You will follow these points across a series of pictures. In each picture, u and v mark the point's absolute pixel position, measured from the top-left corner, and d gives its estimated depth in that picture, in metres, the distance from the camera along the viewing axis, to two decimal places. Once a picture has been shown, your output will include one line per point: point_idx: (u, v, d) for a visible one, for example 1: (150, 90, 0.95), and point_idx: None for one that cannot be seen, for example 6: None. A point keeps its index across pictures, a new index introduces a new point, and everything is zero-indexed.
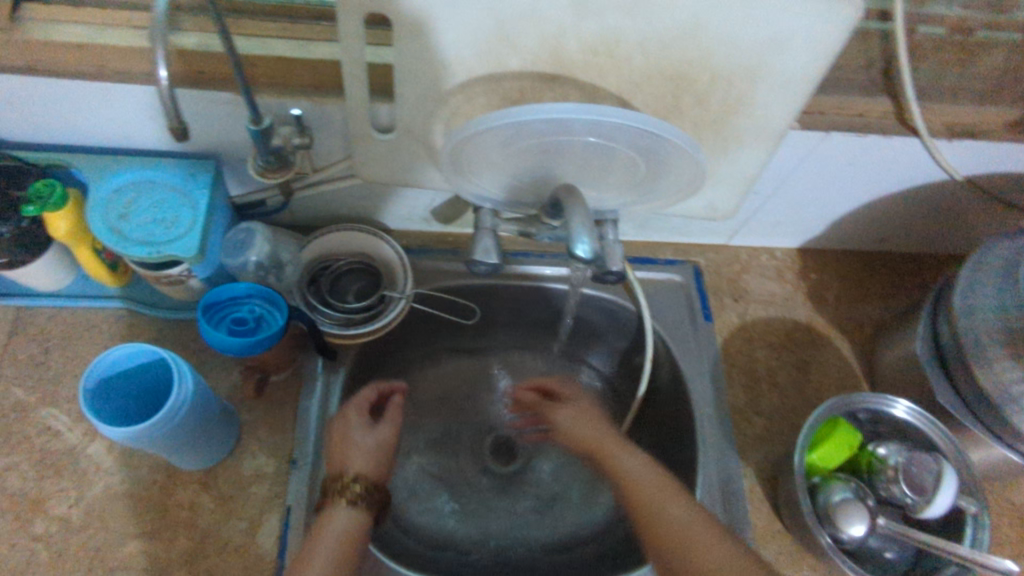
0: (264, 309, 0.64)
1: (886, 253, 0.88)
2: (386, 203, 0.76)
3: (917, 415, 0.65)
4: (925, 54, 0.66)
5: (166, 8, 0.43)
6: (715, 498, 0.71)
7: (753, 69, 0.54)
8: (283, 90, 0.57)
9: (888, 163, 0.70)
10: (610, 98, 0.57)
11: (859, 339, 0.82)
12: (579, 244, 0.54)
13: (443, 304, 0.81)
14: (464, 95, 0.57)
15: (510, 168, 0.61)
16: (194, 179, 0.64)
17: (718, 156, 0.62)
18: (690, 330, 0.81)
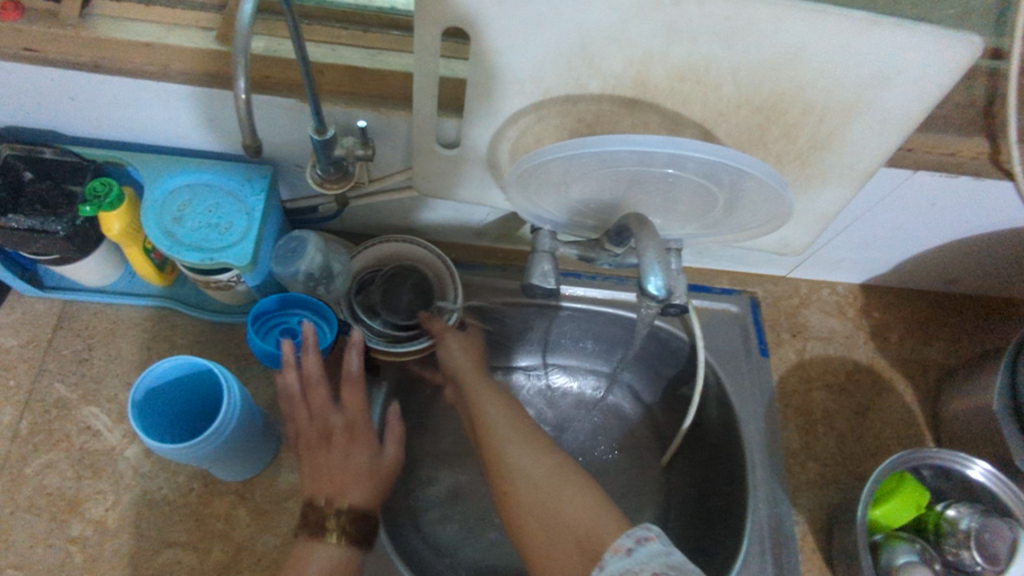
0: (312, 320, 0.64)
1: (955, 295, 0.84)
2: (438, 216, 0.74)
3: (993, 477, 0.61)
4: None
5: (252, 15, 0.39)
6: (765, 546, 0.67)
7: (849, 104, 0.51)
8: (350, 100, 0.55)
9: (975, 205, 0.66)
10: (691, 126, 0.54)
11: (923, 385, 0.78)
12: (652, 280, 0.51)
13: (489, 321, 0.79)
14: (538, 114, 0.54)
15: (579, 191, 0.58)
16: (250, 184, 0.62)
17: (797, 190, 0.59)
18: (745, 364, 0.78)
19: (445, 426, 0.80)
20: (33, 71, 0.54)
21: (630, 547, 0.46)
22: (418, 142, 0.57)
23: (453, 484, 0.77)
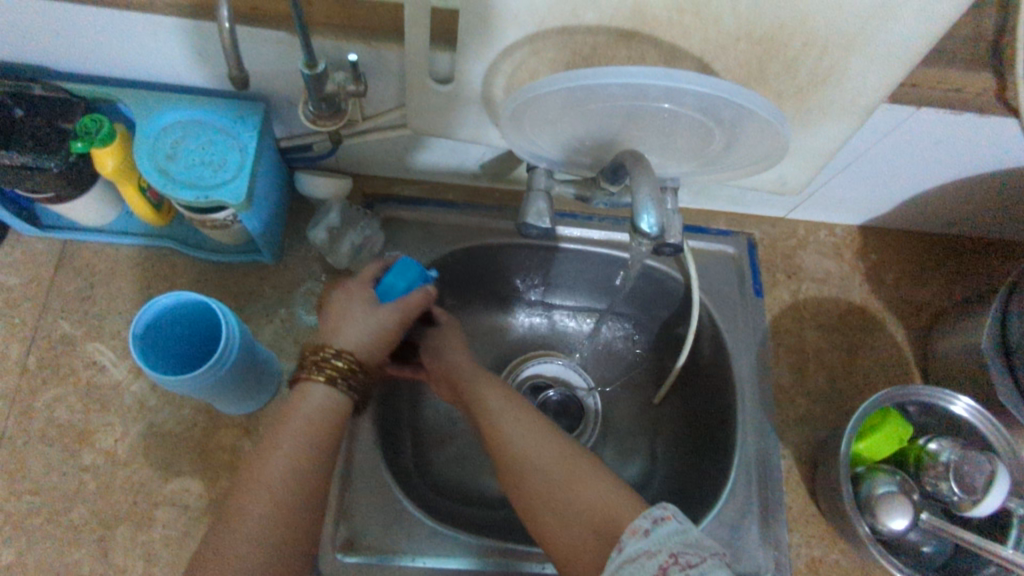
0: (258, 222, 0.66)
1: (954, 237, 0.84)
2: (435, 155, 0.73)
3: (975, 412, 0.63)
4: None
5: None
6: (751, 478, 0.70)
7: (850, 37, 0.50)
8: (340, 34, 0.54)
9: (978, 144, 0.65)
10: (690, 61, 0.53)
11: (915, 325, 0.79)
12: (645, 219, 0.51)
13: (485, 261, 0.80)
14: (533, 48, 0.53)
15: (576, 128, 0.57)
16: (242, 121, 0.61)
17: (797, 128, 0.58)
18: (740, 304, 0.78)
19: None
20: (16, 5, 0.53)
21: (648, 528, 0.44)
22: (411, 77, 0.56)
23: (450, 420, 0.79)
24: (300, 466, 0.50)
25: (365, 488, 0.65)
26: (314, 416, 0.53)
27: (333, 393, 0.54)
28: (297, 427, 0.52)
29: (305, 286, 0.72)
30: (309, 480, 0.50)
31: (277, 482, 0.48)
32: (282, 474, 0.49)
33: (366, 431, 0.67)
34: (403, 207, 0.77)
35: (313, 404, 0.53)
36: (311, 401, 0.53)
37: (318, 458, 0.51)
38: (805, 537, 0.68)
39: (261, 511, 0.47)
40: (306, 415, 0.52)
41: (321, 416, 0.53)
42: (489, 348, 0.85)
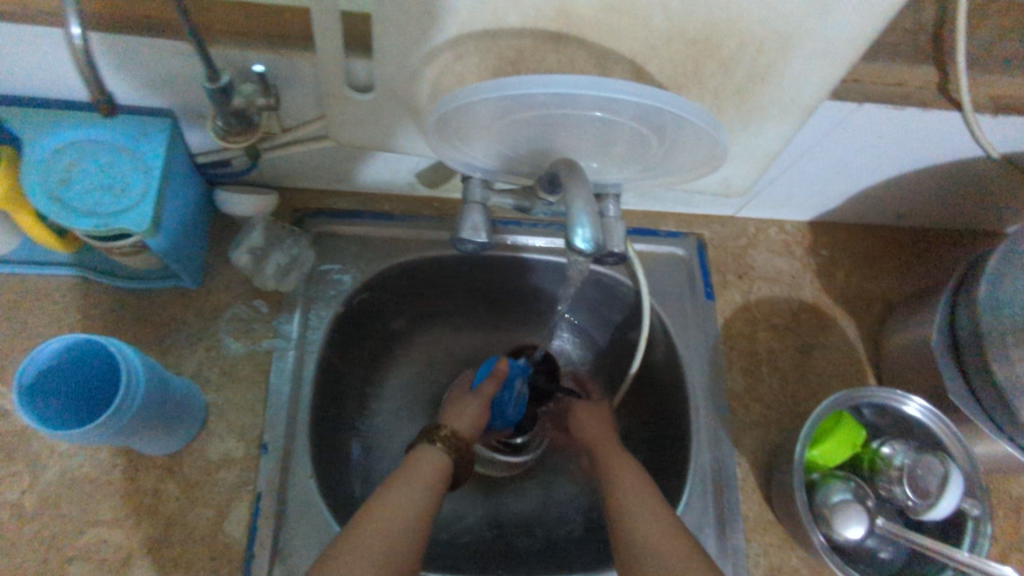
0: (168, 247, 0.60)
1: (903, 228, 0.83)
2: (369, 167, 0.69)
3: (928, 413, 0.62)
4: (983, 18, 0.59)
5: None
6: (707, 488, 0.68)
7: (787, 35, 0.47)
8: (242, 41, 0.49)
9: (923, 137, 0.63)
10: (622, 63, 0.49)
11: (866, 321, 0.78)
12: (579, 233, 0.48)
13: (427, 275, 0.76)
14: (455, 53, 0.49)
15: (509, 138, 0.54)
16: (146, 137, 0.56)
17: (738, 128, 0.56)
18: (691, 308, 0.76)
19: (389, 385, 0.78)
20: None
21: None
22: (327, 87, 0.52)
23: (397, 443, 0.75)
24: (421, 514, 0.53)
25: (303, 526, 0.61)
26: (434, 477, 0.57)
27: (447, 462, 0.59)
28: (426, 473, 0.56)
29: (230, 311, 0.67)
30: (425, 524, 0.53)
31: (406, 518, 0.52)
32: (418, 503, 0.54)
33: (302, 464, 0.63)
34: (335, 221, 0.73)
35: (429, 469, 0.57)
36: (429, 459, 0.58)
37: (427, 522, 0.53)
38: (763, 546, 0.66)
39: (372, 556, 0.49)
40: (432, 466, 0.57)
41: (437, 477, 0.57)
42: (438, 362, 0.82)
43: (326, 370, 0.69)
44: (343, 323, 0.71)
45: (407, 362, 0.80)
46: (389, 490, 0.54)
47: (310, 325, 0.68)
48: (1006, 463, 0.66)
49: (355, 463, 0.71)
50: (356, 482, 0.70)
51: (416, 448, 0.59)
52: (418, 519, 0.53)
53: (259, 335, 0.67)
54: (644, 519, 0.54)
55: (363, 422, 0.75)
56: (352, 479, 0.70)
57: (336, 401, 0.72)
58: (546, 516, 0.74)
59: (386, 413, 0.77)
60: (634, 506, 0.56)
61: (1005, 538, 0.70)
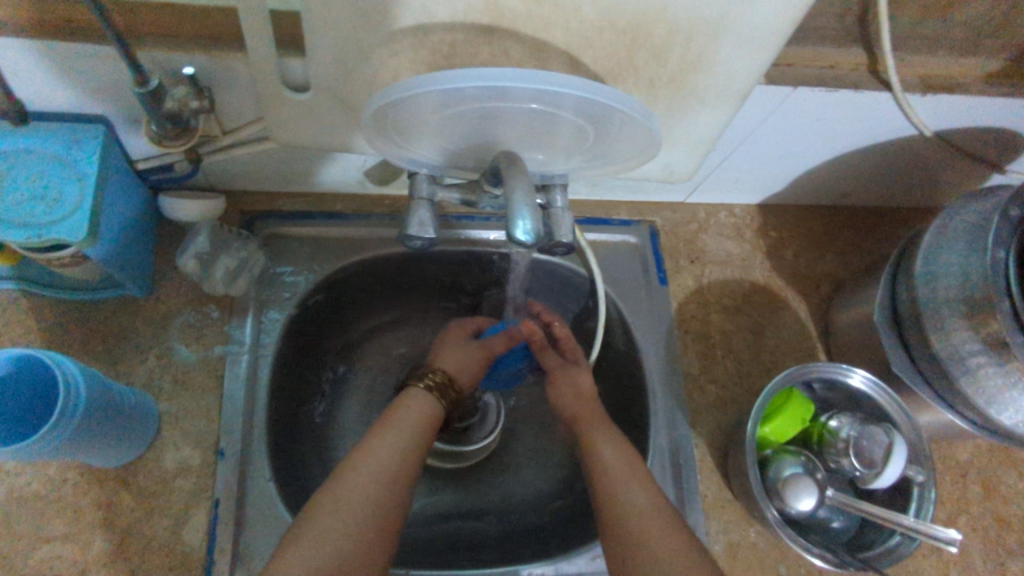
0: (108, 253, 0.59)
1: (848, 208, 0.86)
2: (316, 167, 0.69)
3: (872, 385, 0.64)
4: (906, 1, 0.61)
5: None
6: (666, 470, 0.69)
7: (714, 23, 0.48)
8: (170, 44, 0.49)
9: (858, 118, 0.65)
10: (556, 55, 0.50)
11: (816, 299, 0.80)
12: (520, 225, 0.48)
13: (383, 273, 0.76)
14: (389, 49, 0.49)
15: (450, 133, 0.53)
16: (79, 145, 0.55)
17: (676, 115, 0.57)
18: (646, 295, 0.77)
19: (350, 384, 0.78)
20: None
21: None
22: (262, 88, 0.52)
23: (360, 442, 0.75)
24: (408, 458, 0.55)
25: (263, 531, 0.61)
26: (422, 420, 0.58)
27: (435, 405, 0.60)
28: (412, 418, 0.58)
29: (180, 318, 0.66)
30: (411, 468, 0.55)
31: (392, 462, 0.54)
32: (403, 448, 0.55)
33: (261, 468, 0.63)
34: (286, 223, 0.72)
35: (420, 412, 0.59)
36: (419, 403, 0.59)
37: (415, 465, 0.56)
38: (722, 523, 0.68)
39: (365, 496, 0.51)
40: (419, 413, 0.59)
41: (423, 423, 0.58)
42: (399, 358, 0.81)
43: (282, 373, 0.69)
44: (299, 324, 0.71)
45: (368, 362, 0.80)
46: (377, 437, 0.55)
47: (263, 329, 0.68)
48: (949, 430, 0.68)
49: (318, 465, 0.71)
50: (318, 483, 0.70)
51: (408, 394, 0.60)
52: (404, 463, 0.55)
53: (211, 341, 0.66)
54: (630, 496, 0.55)
55: (325, 423, 0.74)
56: (315, 481, 0.70)
57: (295, 403, 0.71)
58: (512, 507, 0.75)
59: (347, 413, 0.76)
60: (620, 482, 0.56)
61: (952, 502, 0.72)
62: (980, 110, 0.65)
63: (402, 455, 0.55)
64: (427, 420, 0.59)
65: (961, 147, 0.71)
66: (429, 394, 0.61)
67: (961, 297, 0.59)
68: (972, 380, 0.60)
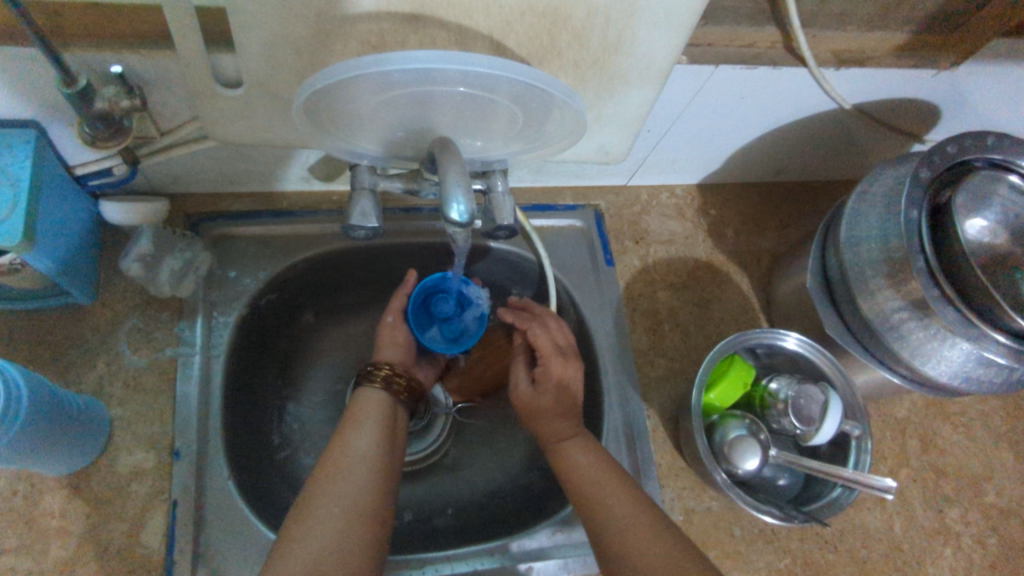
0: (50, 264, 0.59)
1: (783, 185, 0.89)
2: (259, 165, 0.69)
3: (806, 345, 0.67)
4: None
5: None
6: (621, 443, 0.72)
7: (629, 4, 0.50)
8: (97, 43, 0.50)
9: (781, 95, 0.68)
10: (481, 40, 0.52)
11: (756, 272, 0.83)
12: (454, 207, 0.50)
13: (336, 268, 0.77)
14: (317, 42, 0.50)
15: (384, 120, 0.54)
16: (10, 152, 0.55)
17: (604, 96, 0.59)
18: (593, 276, 0.80)
19: (307, 381, 0.78)
20: None
21: None
22: (194, 84, 0.52)
23: (319, 438, 0.76)
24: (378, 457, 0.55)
25: (225, 528, 0.61)
26: (379, 418, 0.59)
27: (390, 400, 0.61)
28: (371, 417, 0.58)
29: (128, 322, 0.66)
30: (383, 465, 0.55)
31: (362, 461, 0.54)
32: (370, 448, 0.55)
33: (218, 466, 0.63)
34: (233, 223, 0.72)
35: (373, 408, 0.59)
36: (372, 400, 0.60)
37: (391, 450, 0.57)
38: (677, 491, 0.70)
39: (350, 486, 0.51)
40: (376, 413, 0.59)
41: (383, 413, 0.59)
42: (355, 353, 0.82)
43: (237, 371, 0.69)
44: (251, 324, 0.71)
45: (325, 358, 0.80)
46: (346, 433, 0.56)
47: (214, 329, 0.68)
48: (884, 386, 0.72)
49: (277, 462, 0.71)
50: (280, 481, 0.70)
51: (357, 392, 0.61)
52: (374, 461, 0.54)
53: (161, 344, 0.66)
54: (610, 497, 0.56)
55: (283, 422, 0.75)
56: (275, 478, 0.70)
57: (253, 402, 0.71)
58: (476, 492, 0.76)
59: (307, 410, 0.77)
60: (598, 485, 0.57)
61: (893, 457, 0.76)
62: (892, 82, 0.69)
63: (371, 452, 0.55)
64: (385, 418, 0.59)
65: (879, 119, 0.75)
66: (381, 391, 0.61)
67: (882, 257, 0.62)
68: (897, 336, 0.63)
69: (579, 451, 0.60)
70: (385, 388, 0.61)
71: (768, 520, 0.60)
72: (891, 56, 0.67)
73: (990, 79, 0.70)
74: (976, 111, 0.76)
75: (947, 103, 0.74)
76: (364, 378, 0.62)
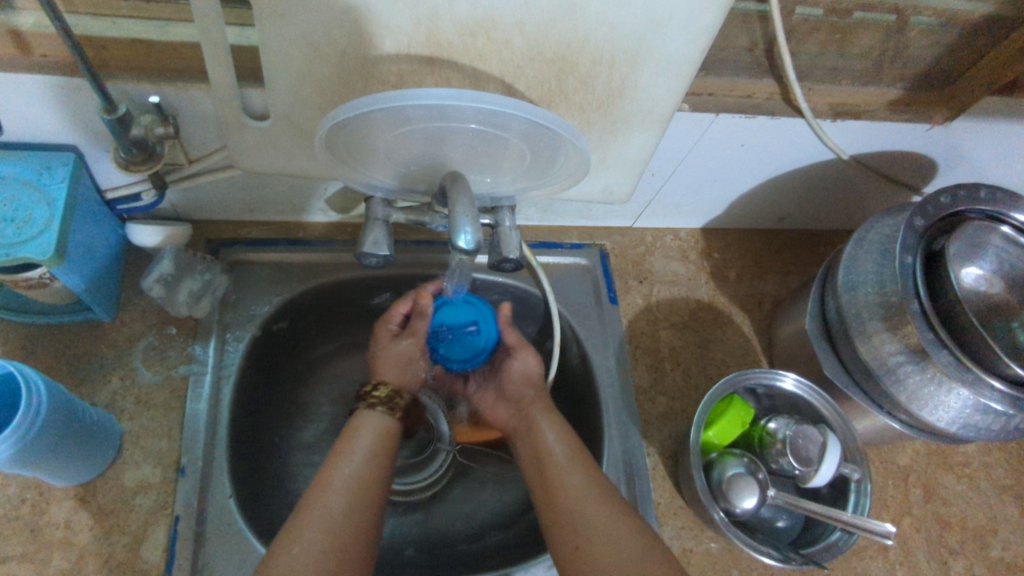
0: (78, 281, 0.62)
1: (785, 231, 0.92)
2: (280, 195, 0.72)
3: (803, 387, 0.68)
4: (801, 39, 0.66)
5: None
6: (620, 481, 0.72)
7: (633, 53, 0.54)
8: (140, 76, 0.54)
9: (780, 144, 0.71)
10: (494, 83, 0.55)
11: (758, 315, 0.85)
12: (462, 236, 0.52)
13: (347, 296, 0.79)
14: (342, 80, 0.54)
15: (400, 154, 0.57)
16: (49, 173, 0.59)
17: (609, 139, 0.63)
18: (597, 313, 0.81)
19: (312, 407, 0.80)
20: None
21: None
22: (225, 115, 0.56)
23: (321, 462, 0.77)
24: (365, 482, 0.54)
25: (223, 545, 0.62)
26: (374, 441, 0.58)
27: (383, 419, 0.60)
28: (362, 444, 0.57)
29: (144, 340, 0.69)
30: (372, 492, 0.54)
31: (347, 487, 0.53)
32: (359, 474, 0.55)
33: (221, 485, 0.64)
34: (251, 249, 0.75)
35: (371, 432, 0.59)
36: (366, 424, 0.59)
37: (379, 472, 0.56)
38: (675, 530, 0.70)
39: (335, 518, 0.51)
40: (370, 436, 0.58)
41: (376, 435, 0.59)
42: (360, 380, 0.83)
43: (246, 392, 0.71)
44: (260, 348, 0.73)
45: (332, 386, 0.82)
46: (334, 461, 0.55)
47: (226, 350, 0.70)
48: (885, 432, 0.72)
49: (279, 485, 0.72)
50: (281, 503, 0.71)
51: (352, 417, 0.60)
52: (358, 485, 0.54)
53: (174, 362, 0.68)
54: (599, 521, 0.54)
55: (287, 446, 0.76)
56: (277, 501, 0.71)
57: (260, 424, 0.73)
58: (474, 525, 0.76)
59: (312, 435, 0.78)
60: (589, 508, 0.56)
61: (895, 505, 0.75)
62: (889, 133, 0.72)
63: (358, 480, 0.54)
64: (383, 440, 0.59)
65: (877, 169, 0.78)
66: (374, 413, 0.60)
67: (878, 302, 0.63)
68: (895, 380, 0.63)
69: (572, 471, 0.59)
70: (384, 411, 0.60)
71: (766, 561, 0.60)
72: (887, 110, 0.70)
73: (983, 135, 0.73)
74: (972, 165, 0.79)
75: (945, 156, 0.77)
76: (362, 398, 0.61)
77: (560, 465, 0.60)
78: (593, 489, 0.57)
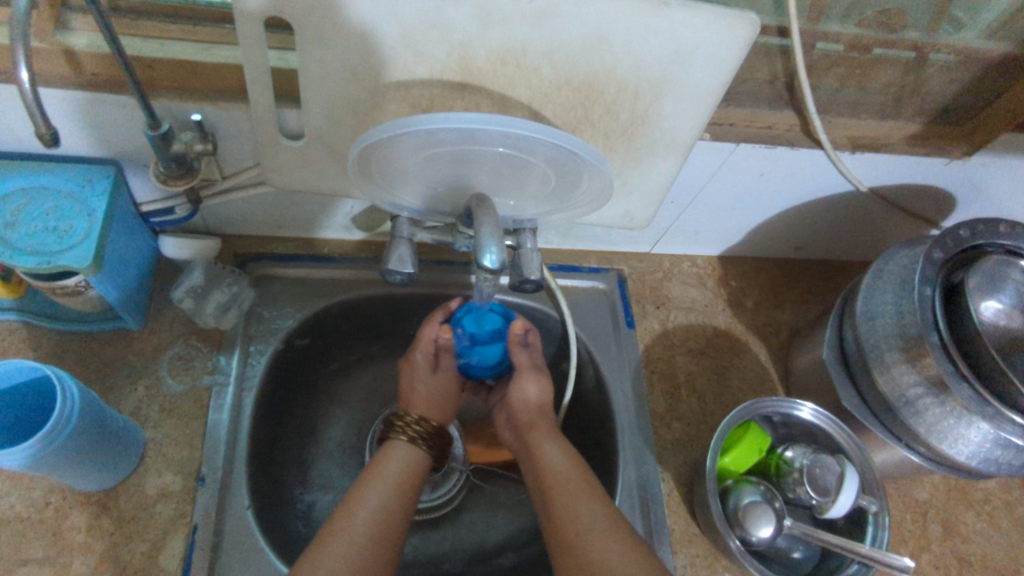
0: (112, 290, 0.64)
1: (802, 260, 0.92)
2: (308, 212, 0.75)
3: (821, 416, 0.68)
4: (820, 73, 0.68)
5: (25, 5, 0.42)
6: (634, 505, 0.71)
7: (657, 83, 0.55)
8: (182, 94, 0.57)
9: (797, 175, 0.72)
10: (521, 109, 0.57)
11: (775, 344, 0.85)
12: (488, 256, 0.53)
13: (369, 313, 0.81)
14: (374, 103, 0.56)
15: (428, 175, 0.58)
16: (91, 185, 0.61)
17: (631, 166, 0.64)
18: (614, 337, 0.82)
19: (330, 421, 0.81)
20: None
21: None
22: (262, 134, 0.58)
23: (336, 478, 0.77)
24: (389, 510, 0.55)
25: (239, 556, 0.62)
26: (401, 475, 0.58)
27: (411, 453, 0.61)
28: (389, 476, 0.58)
29: (170, 350, 0.70)
30: (396, 520, 0.54)
31: (370, 513, 0.54)
32: (382, 505, 0.55)
33: (239, 496, 0.65)
34: (277, 264, 0.77)
35: (398, 463, 0.60)
36: (398, 456, 0.60)
37: (404, 502, 0.56)
38: (690, 558, 0.69)
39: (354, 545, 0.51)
40: (398, 467, 0.59)
41: (405, 470, 0.59)
42: (377, 396, 0.84)
43: (267, 404, 0.72)
44: (282, 361, 0.75)
45: (350, 401, 0.83)
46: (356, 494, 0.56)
47: (249, 362, 0.71)
48: (903, 466, 0.72)
49: (295, 500, 0.72)
50: (297, 517, 0.71)
51: (381, 448, 0.61)
52: (382, 513, 0.54)
53: (199, 372, 0.70)
54: (607, 552, 0.53)
55: (305, 460, 0.76)
56: (292, 515, 0.71)
57: (279, 436, 0.74)
58: (486, 546, 0.76)
59: (329, 449, 0.79)
60: (598, 533, 0.55)
61: (913, 541, 0.74)
62: (907, 167, 0.73)
63: (382, 507, 0.55)
64: (411, 472, 0.59)
65: (895, 202, 0.79)
66: (405, 445, 0.61)
67: (897, 333, 0.64)
68: (915, 413, 0.63)
69: (588, 497, 0.58)
70: (412, 443, 0.61)
71: None
72: (905, 145, 0.71)
73: (1001, 171, 0.74)
74: (990, 201, 0.80)
75: (962, 191, 0.78)
76: (392, 428, 0.63)
77: (573, 487, 0.59)
78: (606, 511, 0.57)
